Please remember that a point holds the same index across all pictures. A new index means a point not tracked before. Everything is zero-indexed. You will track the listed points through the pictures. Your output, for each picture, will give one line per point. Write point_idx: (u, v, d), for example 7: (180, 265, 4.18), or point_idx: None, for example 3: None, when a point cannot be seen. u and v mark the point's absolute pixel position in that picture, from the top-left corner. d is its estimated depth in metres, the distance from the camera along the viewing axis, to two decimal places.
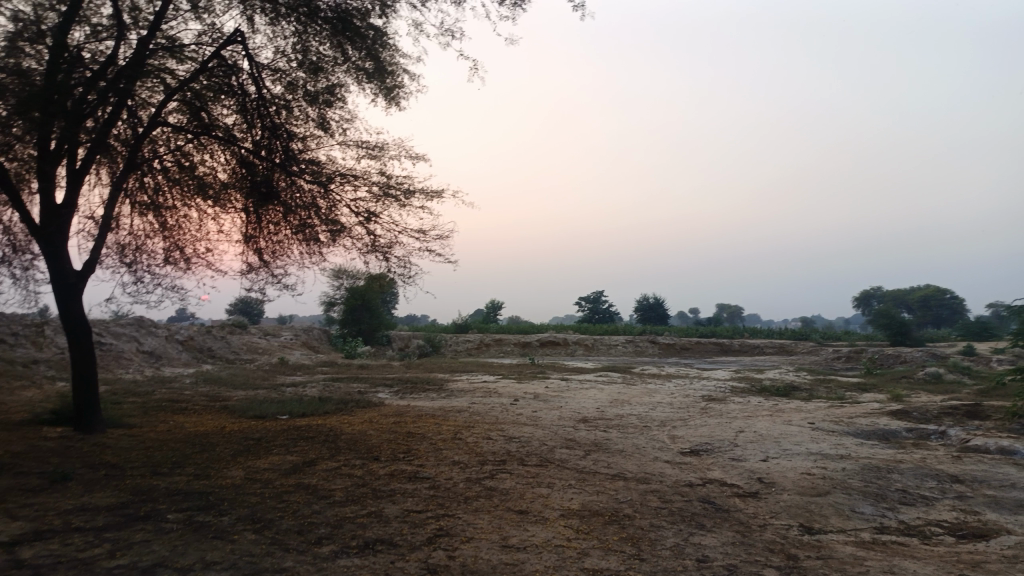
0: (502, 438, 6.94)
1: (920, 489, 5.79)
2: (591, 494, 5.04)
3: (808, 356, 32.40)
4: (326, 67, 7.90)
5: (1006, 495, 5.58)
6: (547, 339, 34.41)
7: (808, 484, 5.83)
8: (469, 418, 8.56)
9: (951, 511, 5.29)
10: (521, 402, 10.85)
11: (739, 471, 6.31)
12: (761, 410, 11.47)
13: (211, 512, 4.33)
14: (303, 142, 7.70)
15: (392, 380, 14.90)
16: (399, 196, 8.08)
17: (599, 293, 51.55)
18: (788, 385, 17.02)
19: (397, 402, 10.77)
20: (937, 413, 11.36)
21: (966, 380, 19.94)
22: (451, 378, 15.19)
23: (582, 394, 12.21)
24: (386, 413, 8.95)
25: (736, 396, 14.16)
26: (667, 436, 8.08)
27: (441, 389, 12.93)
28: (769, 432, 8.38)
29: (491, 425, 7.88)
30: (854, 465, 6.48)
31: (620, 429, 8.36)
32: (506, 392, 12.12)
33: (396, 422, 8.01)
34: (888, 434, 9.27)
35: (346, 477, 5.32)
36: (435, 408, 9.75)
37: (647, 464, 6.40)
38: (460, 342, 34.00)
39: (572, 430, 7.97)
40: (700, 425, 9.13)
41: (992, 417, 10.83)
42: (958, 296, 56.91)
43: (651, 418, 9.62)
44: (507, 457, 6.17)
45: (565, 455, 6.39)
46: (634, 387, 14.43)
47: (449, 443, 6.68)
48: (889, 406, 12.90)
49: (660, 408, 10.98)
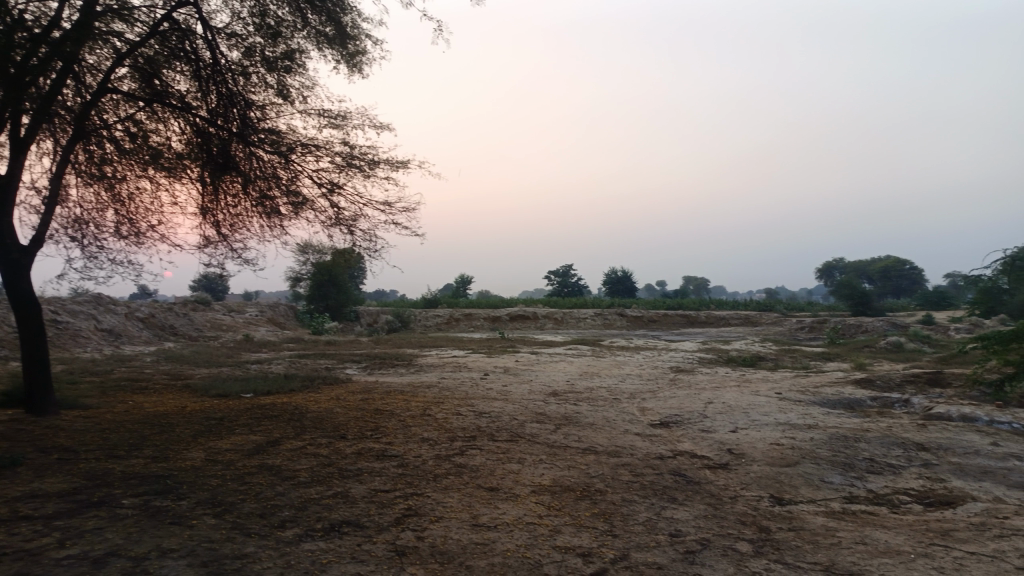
0: (471, 414, 6.84)
1: (887, 457, 5.84)
2: (563, 469, 4.97)
3: (773, 327, 32.88)
4: (284, 33, 7.62)
5: (970, 462, 5.65)
6: (516, 312, 34.40)
7: (778, 454, 5.84)
8: (438, 393, 8.45)
9: (917, 479, 5.35)
10: (491, 376, 10.76)
11: (710, 442, 6.31)
12: (730, 381, 11.55)
13: (169, 496, 4.17)
14: (262, 111, 7.42)
15: (360, 356, 14.71)
16: (363, 167, 7.86)
17: (568, 266, 51.63)
18: (754, 356, 17.23)
19: (365, 378, 10.60)
20: (900, 381, 11.56)
21: (926, 348, 20.40)
22: (419, 353, 15.06)
23: (552, 368, 12.18)
24: (354, 390, 8.79)
25: (704, 368, 14.27)
26: (637, 408, 8.07)
27: (410, 364, 12.80)
28: (738, 403, 8.41)
29: (461, 400, 7.78)
30: (822, 435, 6.52)
31: (590, 402, 8.33)
32: (476, 367, 12.03)
33: (364, 399, 7.85)
34: (853, 403, 9.39)
35: (311, 457, 5.18)
36: (404, 383, 9.61)
37: (617, 437, 6.36)
38: (429, 316, 33.81)
39: (542, 404, 7.91)
40: (669, 397, 9.14)
41: (952, 385, 11.06)
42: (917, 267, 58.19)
43: (621, 390, 9.61)
44: (477, 433, 6.07)
45: (535, 430, 6.32)
46: (604, 360, 14.45)
47: (418, 419, 6.57)
48: (854, 375, 13.11)
49: (630, 380, 10.99)
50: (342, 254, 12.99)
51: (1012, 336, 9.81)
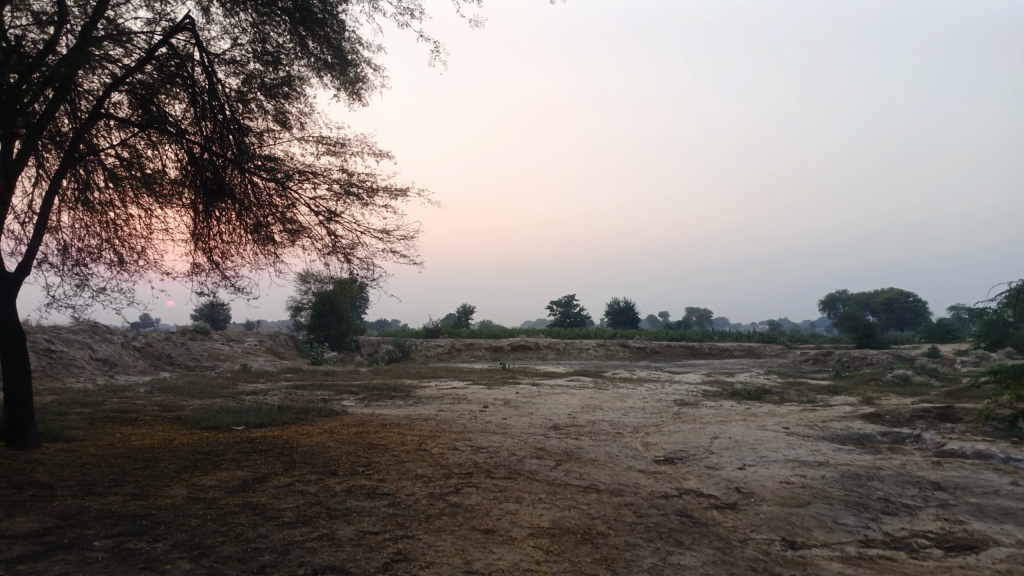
0: (468, 449, 6.60)
1: (902, 497, 5.58)
2: (563, 510, 4.72)
3: (777, 359, 32.57)
4: (284, 59, 7.55)
5: (990, 503, 5.38)
6: (518, 343, 34.15)
7: (788, 494, 5.57)
8: (435, 427, 8.20)
9: (935, 521, 5.08)
10: (490, 409, 10.51)
11: (716, 480, 6.05)
12: (735, 414, 11.27)
13: (144, 537, 3.93)
14: (259, 138, 7.32)
15: (358, 387, 14.47)
16: (361, 195, 7.72)
17: (570, 297, 51.46)
18: (759, 389, 16.93)
19: (362, 410, 10.35)
20: (909, 416, 11.27)
21: (933, 382, 20.08)
22: (418, 385, 14.81)
23: (553, 400, 11.93)
24: (349, 422, 8.54)
25: (708, 400, 14.00)
26: (641, 443, 7.81)
27: (408, 396, 12.55)
28: (744, 439, 8.14)
29: (458, 434, 7.53)
30: (833, 473, 6.25)
31: (592, 437, 8.07)
32: (476, 399, 11.78)
33: (358, 433, 7.61)
34: (863, 438, 9.11)
35: (298, 495, 4.94)
36: (401, 416, 9.36)
37: (620, 474, 6.11)
38: (430, 347, 33.56)
39: (542, 438, 7.66)
40: (673, 431, 8.88)
41: (964, 420, 10.77)
42: (921, 300, 57.91)
43: (623, 424, 9.36)
44: (474, 469, 5.83)
45: (535, 466, 6.08)
46: (606, 392, 14.19)
47: (413, 454, 6.33)
48: (862, 409, 12.81)
49: (633, 413, 10.72)
50: (342, 283, 12.82)
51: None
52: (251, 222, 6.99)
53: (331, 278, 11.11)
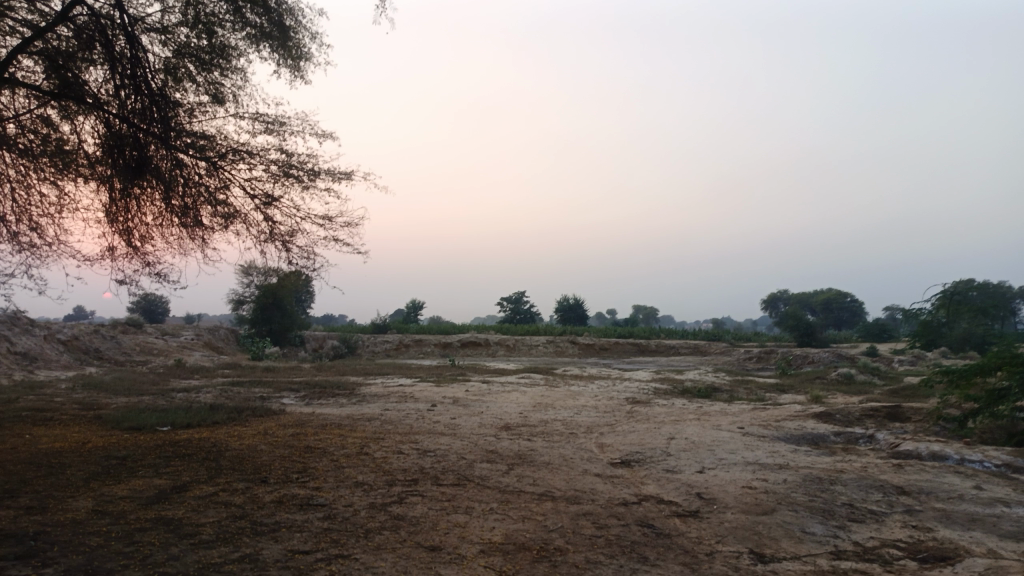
0: (414, 453, 6.14)
1: (866, 503, 5.36)
2: (517, 522, 4.32)
3: (723, 356, 32.92)
4: (218, 29, 6.96)
5: (956, 509, 5.20)
6: (467, 339, 33.70)
7: (752, 500, 5.29)
8: (378, 428, 7.70)
9: (903, 528, 4.87)
10: (438, 408, 10.03)
11: (676, 485, 5.73)
12: (688, 414, 11.06)
13: (31, 562, 3.38)
14: (189, 113, 6.76)
15: (299, 384, 13.79)
16: (301, 177, 7.18)
17: (521, 293, 51.16)
18: (709, 386, 16.87)
19: (301, 410, 9.77)
20: (859, 415, 11.26)
21: (875, 381, 20.43)
22: (364, 382, 14.23)
23: (504, 398, 11.53)
24: (286, 423, 7.96)
25: (660, 399, 13.81)
26: (595, 445, 7.47)
27: (352, 394, 11.98)
28: (701, 440, 7.88)
29: (403, 436, 7.06)
30: (795, 477, 6.01)
31: (545, 438, 7.71)
32: (423, 397, 11.32)
33: (295, 434, 7.07)
34: (817, 439, 8.98)
35: (221, 509, 4.43)
36: (342, 416, 8.82)
37: (576, 479, 5.74)
38: (377, 343, 32.84)
39: (493, 440, 7.25)
40: (628, 431, 8.58)
41: (912, 420, 10.80)
42: (858, 300, 59.64)
43: (576, 424, 9.01)
44: (420, 476, 5.39)
45: (485, 471, 5.65)
46: (558, 390, 13.87)
47: (354, 459, 5.83)
48: (812, 408, 12.79)
49: (585, 412, 10.39)
50: (286, 276, 12.16)
51: (975, 370, 9.57)
52: (179, 204, 6.41)
53: (271, 270, 10.49)
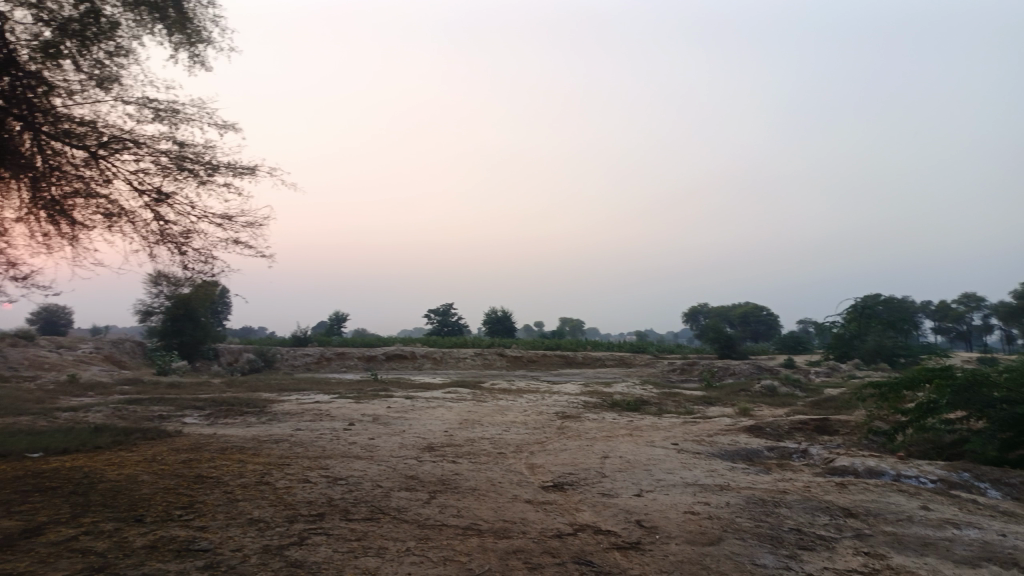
0: (323, 482, 5.43)
1: (815, 527, 5.00)
2: (437, 566, 3.71)
3: (648, 368, 33.07)
4: (104, 5, 6.12)
5: (906, 532, 4.90)
6: (393, 352, 32.74)
7: (696, 528, 4.83)
8: (285, 451, 6.93)
9: (856, 556, 4.52)
10: (356, 427, 9.30)
11: (614, 512, 5.23)
12: (619, 429, 10.67)
13: None
14: (66, 96, 5.95)
15: (204, 401, 12.72)
16: (198, 172, 6.47)
17: (449, 306, 50.31)
18: (638, 399, 16.64)
19: (201, 431, 8.83)
20: (788, 428, 11.14)
21: (797, 393, 20.74)
22: (277, 398, 13.26)
23: (428, 415, 10.86)
24: (180, 447, 7.09)
25: (590, 413, 13.43)
26: (525, 466, 6.93)
27: (263, 412, 11.08)
28: (637, 458, 7.44)
29: (313, 461, 6.33)
30: (738, 499, 5.62)
31: (471, 459, 7.12)
32: (341, 415, 10.53)
33: (187, 461, 6.23)
34: (751, 455, 8.71)
35: (76, 559, 3.64)
36: (247, 438, 8.00)
37: (504, 507, 5.17)
38: (297, 356, 31.46)
39: (414, 463, 6.61)
40: (560, 450, 8.07)
41: (840, 434, 10.75)
42: (774, 313, 61.68)
43: (504, 443, 8.45)
44: (327, 510, 4.71)
45: (403, 501, 5.01)
46: (486, 404, 13.29)
47: (251, 491, 5.09)
48: (742, 422, 12.64)
49: (514, 429, 9.85)
50: (200, 285, 11.25)
51: (904, 383, 9.57)
52: (49, 197, 5.71)
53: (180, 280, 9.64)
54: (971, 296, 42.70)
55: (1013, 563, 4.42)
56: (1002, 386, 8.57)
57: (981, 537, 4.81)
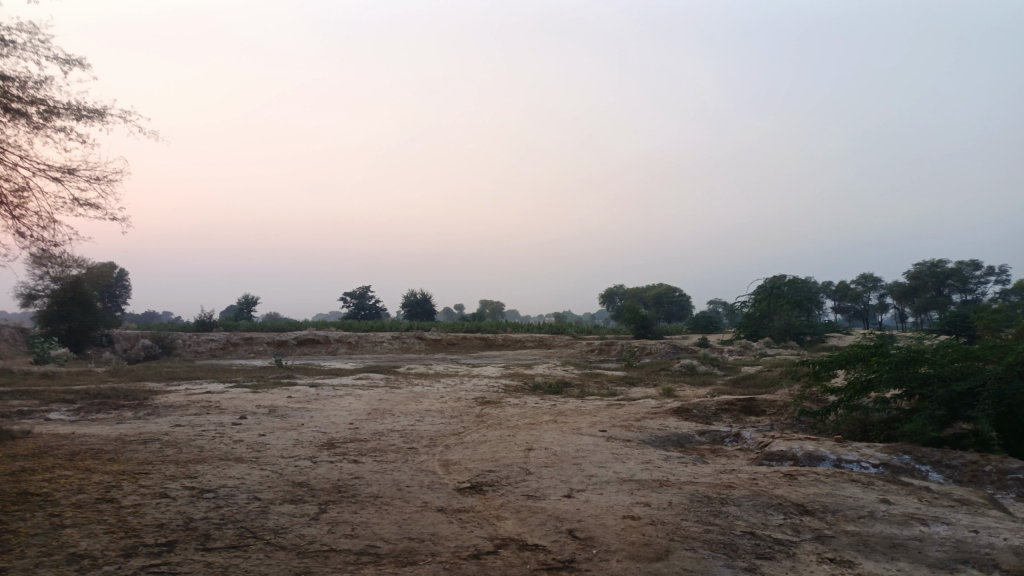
0: (185, 497, 4.38)
1: (770, 530, 4.35)
2: None
3: (568, 348, 32.69)
4: None
5: (872, 532, 4.33)
6: (304, 336, 31.09)
7: (639, 537, 4.08)
8: (150, 456, 5.77)
9: (821, 565, 3.88)
10: (246, 421, 8.17)
11: (542, 519, 4.42)
12: (543, 415, 9.90)
13: None
14: None
15: (75, 393, 11.17)
16: (32, 114, 5.29)
17: (366, 288, 48.57)
18: (559, 381, 16.00)
19: (56, 430, 7.48)
20: (716, 409, 10.68)
21: (716, 371, 20.67)
22: (162, 389, 11.84)
23: (332, 405, 9.82)
24: (18, 453, 5.82)
25: (510, 397, 12.65)
26: (439, 464, 6.04)
27: (143, 406, 9.71)
28: (564, 450, 6.68)
29: (179, 468, 5.25)
30: (681, 497, 4.91)
31: (376, 457, 6.18)
32: (232, 407, 9.35)
33: (17, 471, 5.01)
34: (683, 440, 8.12)
35: None
36: (108, 438, 6.76)
37: (411, 520, 4.27)
38: (200, 342, 29.39)
39: (308, 466, 5.61)
40: (478, 442, 7.22)
41: (768, 414, 10.37)
42: (686, 294, 62.83)
43: (416, 435, 7.53)
44: (181, 538, 3.68)
45: (283, 520, 4.04)
46: (399, 391, 12.28)
47: (85, 513, 3.99)
48: (667, 403, 12.15)
49: (427, 419, 8.94)
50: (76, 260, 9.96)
51: (837, 361, 9.24)
52: None
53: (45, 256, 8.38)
54: (869, 275, 44.48)
55: (993, 565, 3.87)
56: (934, 362, 8.23)
57: (951, 535, 4.29)
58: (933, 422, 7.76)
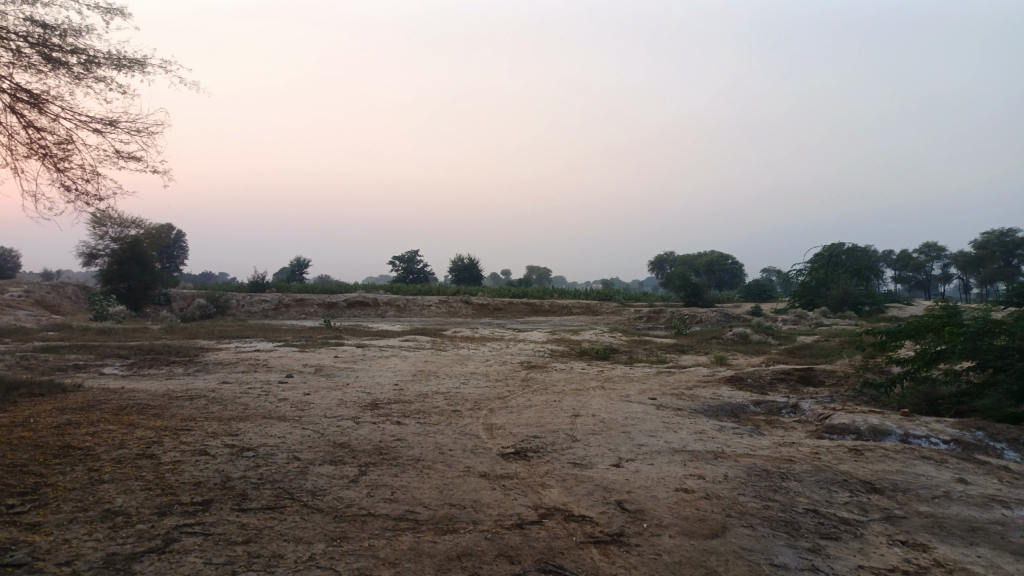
0: (225, 455, 4.30)
1: (835, 508, 4.05)
2: None
3: (616, 314, 32.27)
4: None
5: (948, 514, 4.00)
6: (353, 298, 31.41)
7: (692, 512, 3.83)
8: (194, 412, 5.75)
9: (892, 547, 3.58)
10: (292, 380, 8.16)
11: (589, 489, 4.21)
12: (590, 381, 9.66)
13: None
14: None
15: (130, 350, 11.39)
16: (73, 64, 5.19)
17: (415, 253, 48.78)
18: (607, 347, 15.72)
19: (106, 384, 7.57)
20: (771, 379, 10.28)
21: (769, 340, 20.08)
22: (214, 346, 12.02)
23: (378, 366, 9.76)
24: (68, 406, 5.86)
25: (557, 362, 12.44)
26: (483, 428, 5.87)
27: (193, 363, 9.82)
28: (614, 417, 6.43)
29: (221, 425, 5.19)
30: (737, 471, 4.63)
31: (419, 420, 6.04)
32: (279, 366, 9.37)
33: (63, 424, 5.03)
34: (736, 410, 7.80)
35: None
36: (155, 394, 6.79)
37: (453, 486, 4.11)
38: (253, 303, 29.94)
39: (350, 427, 5.49)
40: (524, 407, 7.03)
41: (826, 385, 9.92)
42: (738, 262, 61.35)
43: (460, 398, 7.39)
44: (217, 497, 3.58)
45: (321, 482, 3.92)
46: (445, 354, 12.20)
47: (124, 469, 3.93)
48: (719, 371, 11.78)
49: (472, 382, 8.79)
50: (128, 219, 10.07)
51: (904, 331, 8.74)
52: None
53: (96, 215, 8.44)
54: (932, 245, 42.54)
55: None
56: (1012, 333, 7.68)
57: None
58: (1009, 397, 7.26)
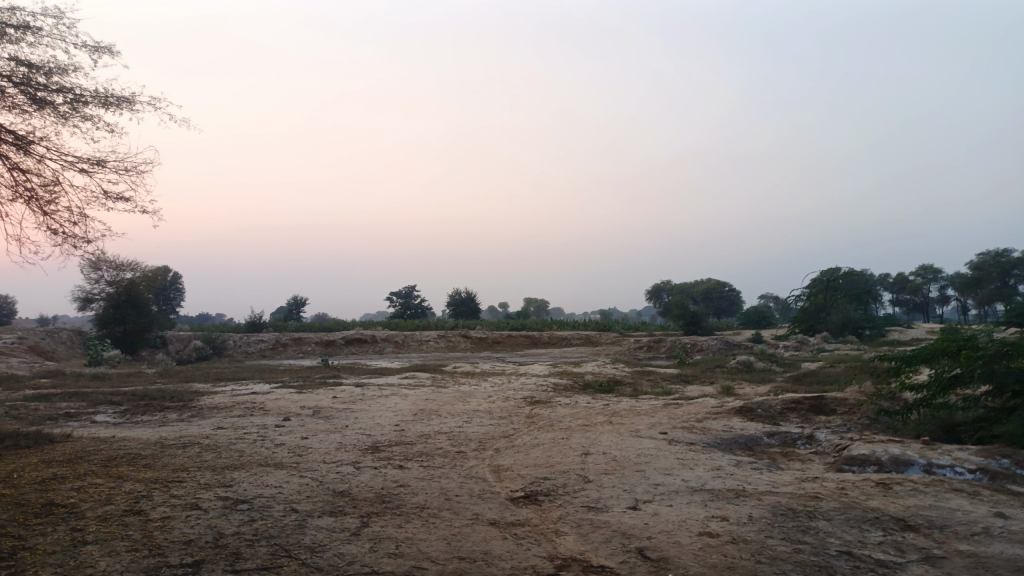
0: (218, 509, 4.04)
1: (870, 550, 3.79)
2: None
3: (616, 345, 32.00)
4: None
5: (991, 553, 3.74)
6: (351, 336, 31.12)
7: (720, 559, 3.57)
8: (187, 461, 5.49)
9: None
10: (290, 424, 7.88)
11: (607, 535, 3.95)
12: (597, 415, 9.39)
13: None
14: None
15: (124, 395, 11.11)
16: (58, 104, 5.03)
17: (412, 289, 48.59)
18: (610, 379, 15.45)
19: (97, 434, 7.30)
20: (781, 409, 10.02)
21: (774, 368, 19.82)
22: (209, 389, 11.72)
23: (378, 405, 9.49)
24: (55, 458, 5.60)
25: (561, 396, 12.16)
26: (490, 470, 5.61)
27: (187, 407, 9.55)
28: (626, 454, 6.17)
29: (215, 475, 4.93)
30: (761, 510, 4.37)
31: (423, 463, 5.77)
32: (276, 408, 9.09)
33: (49, 479, 4.77)
34: (750, 443, 7.53)
35: None
36: (148, 442, 6.52)
37: (462, 536, 3.85)
38: (249, 342, 29.64)
39: (352, 473, 5.23)
40: (531, 446, 6.76)
41: (839, 413, 9.65)
42: (736, 290, 61.25)
43: (464, 438, 7.12)
44: (208, 557, 3.31)
45: (321, 536, 3.66)
46: (446, 391, 11.91)
47: (110, 528, 3.67)
48: (727, 402, 11.51)
49: (476, 420, 8.51)
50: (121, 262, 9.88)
51: (918, 356, 8.51)
52: None
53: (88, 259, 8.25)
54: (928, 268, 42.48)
55: None
56: None
57: None
58: None
